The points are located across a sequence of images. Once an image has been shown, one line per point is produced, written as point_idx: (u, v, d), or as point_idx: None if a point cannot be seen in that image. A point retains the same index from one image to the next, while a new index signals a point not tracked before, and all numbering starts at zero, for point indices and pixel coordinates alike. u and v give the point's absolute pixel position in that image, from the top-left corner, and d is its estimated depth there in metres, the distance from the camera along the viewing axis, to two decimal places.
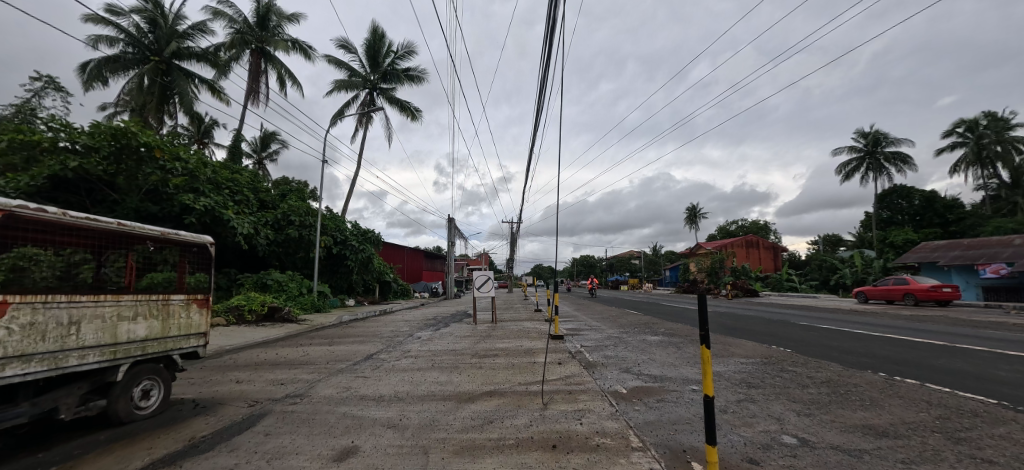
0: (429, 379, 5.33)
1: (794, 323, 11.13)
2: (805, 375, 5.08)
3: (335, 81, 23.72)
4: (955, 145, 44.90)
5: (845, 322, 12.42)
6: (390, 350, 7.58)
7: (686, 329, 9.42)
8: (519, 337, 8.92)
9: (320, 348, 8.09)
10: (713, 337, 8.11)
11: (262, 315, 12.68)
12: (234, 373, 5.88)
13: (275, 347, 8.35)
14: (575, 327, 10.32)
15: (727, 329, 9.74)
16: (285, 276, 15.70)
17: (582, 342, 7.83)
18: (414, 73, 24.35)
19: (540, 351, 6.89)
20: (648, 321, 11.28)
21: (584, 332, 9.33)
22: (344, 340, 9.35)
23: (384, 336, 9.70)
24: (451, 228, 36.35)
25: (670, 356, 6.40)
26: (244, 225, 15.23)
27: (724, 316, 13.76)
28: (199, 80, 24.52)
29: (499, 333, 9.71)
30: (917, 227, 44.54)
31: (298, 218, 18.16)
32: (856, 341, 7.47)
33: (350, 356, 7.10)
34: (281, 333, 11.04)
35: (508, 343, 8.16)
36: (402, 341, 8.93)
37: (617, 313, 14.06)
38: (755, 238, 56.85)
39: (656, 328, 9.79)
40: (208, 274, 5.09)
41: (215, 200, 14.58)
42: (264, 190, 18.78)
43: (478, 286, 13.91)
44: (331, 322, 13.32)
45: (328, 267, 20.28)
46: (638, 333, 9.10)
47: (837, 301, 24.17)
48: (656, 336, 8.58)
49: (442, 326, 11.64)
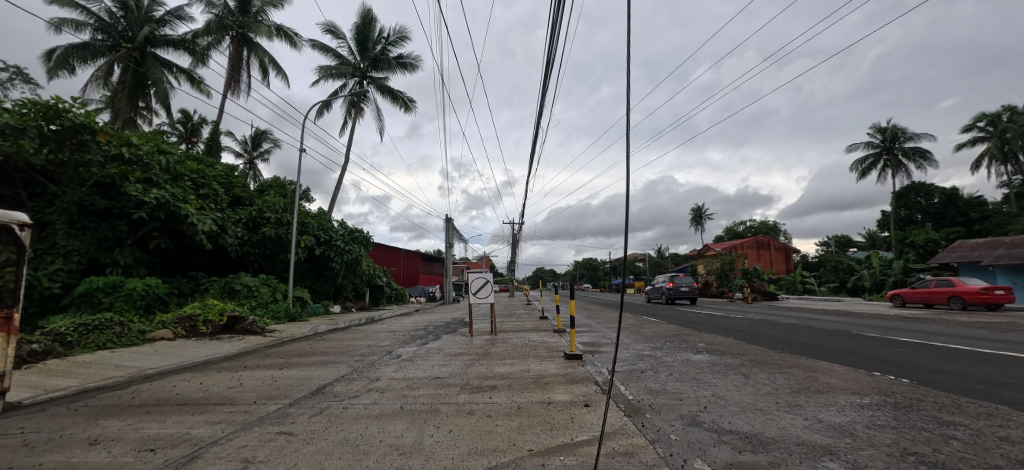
0: (389, 439, 3.39)
1: (858, 334, 9.18)
2: (993, 436, 3.16)
3: (320, 66, 21.84)
4: (977, 140, 42.90)
5: (910, 330, 10.46)
6: (353, 378, 5.66)
7: (734, 344, 7.45)
8: (525, 356, 6.97)
9: (266, 374, 6.19)
10: (782, 357, 6.19)
11: (220, 327, 10.81)
12: (103, 426, 4.00)
13: (206, 373, 6.46)
14: (593, 342, 8.39)
15: (784, 342, 7.78)
16: (256, 281, 13.79)
17: (609, 366, 5.96)
18: (407, 60, 22.52)
19: (556, 383, 5.02)
20: (678, 333, 9.38)
21: (606, 349, 7.39)
22: (303, 359, 7.41)
23: (356, 354, 7.75)
24: (450, 230, 34.60)
25: (743, 391, 4.49)
26: (208, 221, 13.23)
27: (763, 323, 11.80)
28: (176, 70, 22.84)
29: (499, 350, 7.78)
30: (938, 226, 42.54)
31: (275, 215, 16.20)
32: (982, 365, 5.53)
33: (293, 388, 5.15)
34: (238, 348, 9.16)
35: (512, 366, 6.26)
36: (375, 361, 7.04)
37: (636, 323, 12.13)
38: (766, 239, 54.92)
39: (694, 343, 7.87)
40: (20, 260, 4.26)
41: (171, 192, 12.55)
42: (240, 186, 16.91)
43: (475, 290, 11.96)
44: (304, 333, 11.40)
45: (312, 270, 18.40)
46: (677, 350, 7.13)
47: (869, 305, 22.18)
48: (703, 356, 6.62)
49: (431, 339, 9.71)
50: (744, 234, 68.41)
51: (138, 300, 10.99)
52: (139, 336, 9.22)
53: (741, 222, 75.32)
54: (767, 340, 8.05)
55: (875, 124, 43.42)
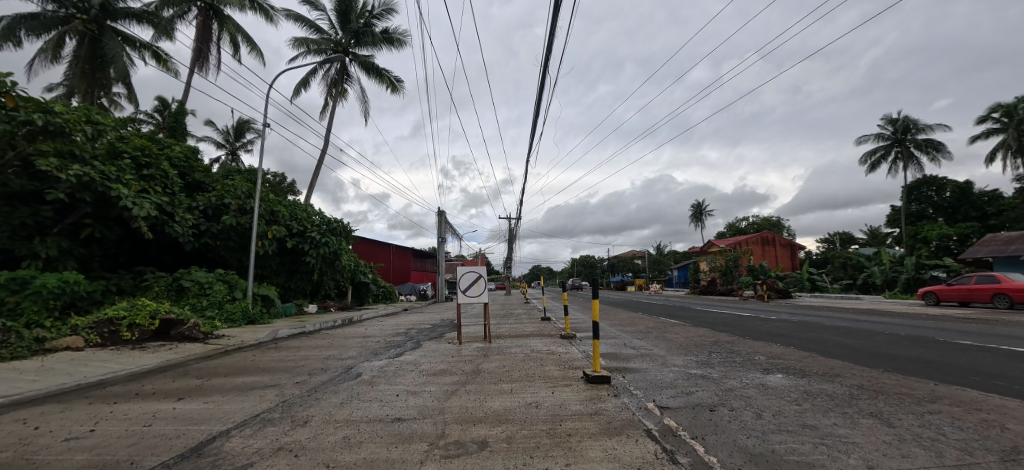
0: None
1: (945, 341, 7.24)
2: None
3: (296, 38, 19.64)
4: (992, 131, 41.38)
5: (997, 335, 8.51)
6: (269, 423, 3.65)
7: (807, 359, 5.56)
8: (528, 378, 4.97)
9: (150, 410, 4.18)
10: (904, 385, 4.25)
11: (151, 333, 8.76)
12: None
13: (59, 409, 4.39)
14: (615, 353, 6.46)
15: (868, 355, 5.87)
16: (209, 277, 11.76)
17: (659, 399, 4.00)
18: (393, 35, 20.35)
19: (585, 439, 3.03)
20: (719, 341, 7.43)
21: (639, 367, 5.40)
22: (226, 381, 5.39)
23: (301, 373, 5.72)
24: (442, 223, 32.64)
25: (923, 465, 2.51)
26: (148, 205, 11.08)
27: (809, 326, 9.85)
28: (140, 45, 20.87)
29: (493, 366, 5.78)
30: (951, 220, 40.79)
31: (237, 201, 14.15)
32: None
33: (152, 451, 3.13)
34: (158, 361, 7.11)
35: (510, 395, 4.27)
36: (320, 386, 5.02)
37: (657, 326, 10.15)
38: (771, 235, 53.30)
39: (750, 357, 5.94)
40: None
41: (99, 168, 10.36)
42: (200, 169, 14.82)
43: (464, 288, 9.96)
44: (258, 339, 9.42)
45: (284, 266, 16.34)
46: (738, 369, 5.17)
47: (898, 304, 20.29)
48: (784, 379, 4.66)
49: (409, 349, 7.72)
50: (747, 231, 66.67)
51: (52, 299, 8.89)
52: (31, 346, 7.19)
53: (745, 220, 73.55)
54: (844, 352, 6.13)
55: (887, 115, 41.80)
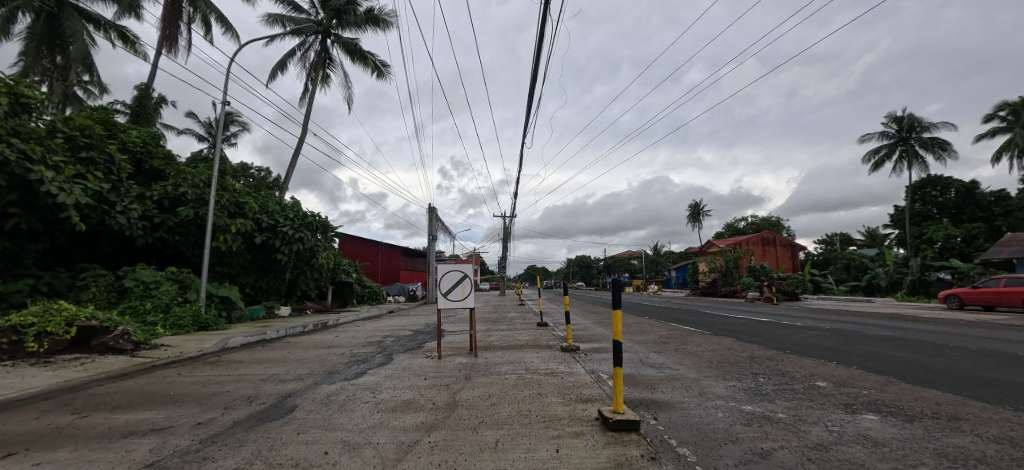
0: None
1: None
2: None
3: (271, 15, 18.06)
4: (998, 130, 40.42)
5: None
6: None
7: (895, 390, 4.16)
8: (521, 421, 3.50)
9: None
10: None
11: (66, 344, 7.23)
12: None
13: None
14: (635, 376, 5.03)
15: (970, 383, 4.47)
16: (158, 276, 10.22)
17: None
18: (378, 14, 18.79)
19: None
20: (759, 358, 6.00)
21: (673, 400, 3.97)
22: (106, 420, 3.90)
23: (217, 406, 4.24)
24: (434, 220, 31.18)
25: None
26: (80, 192, 9.49)
27: (847, 336, 8.48)
28: (104, 24, 19.20)
29: (476, 396, 4.34)
30: (956, 221, 39.86)
31: (196, 190, 12.60)
32: None
33: None
34: (55, 382, 5.60)
35: (494, 456, 2.81)
36: (226, 430, 3.52)
37: (672, 335, 8.77)
38: (772, 235, 52.27)
39: (812, 384, 4.54)
40: None
41: (17, 145, 8.75)
42: (156, 156, 13.14)
43: (446, 290, 8.48)
44: (203, 349, 7.93)
45: (255, 264, 14.84)
46: (812, 407, 3.73)
47: (916, 307, 19.09)
48: (890, 426, 3.23)
49: (376, 365, 6.26)
50: (746, 231, 65.72)
51: None
52: None
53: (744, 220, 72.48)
54: (929, 376, 4.76)
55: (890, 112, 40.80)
